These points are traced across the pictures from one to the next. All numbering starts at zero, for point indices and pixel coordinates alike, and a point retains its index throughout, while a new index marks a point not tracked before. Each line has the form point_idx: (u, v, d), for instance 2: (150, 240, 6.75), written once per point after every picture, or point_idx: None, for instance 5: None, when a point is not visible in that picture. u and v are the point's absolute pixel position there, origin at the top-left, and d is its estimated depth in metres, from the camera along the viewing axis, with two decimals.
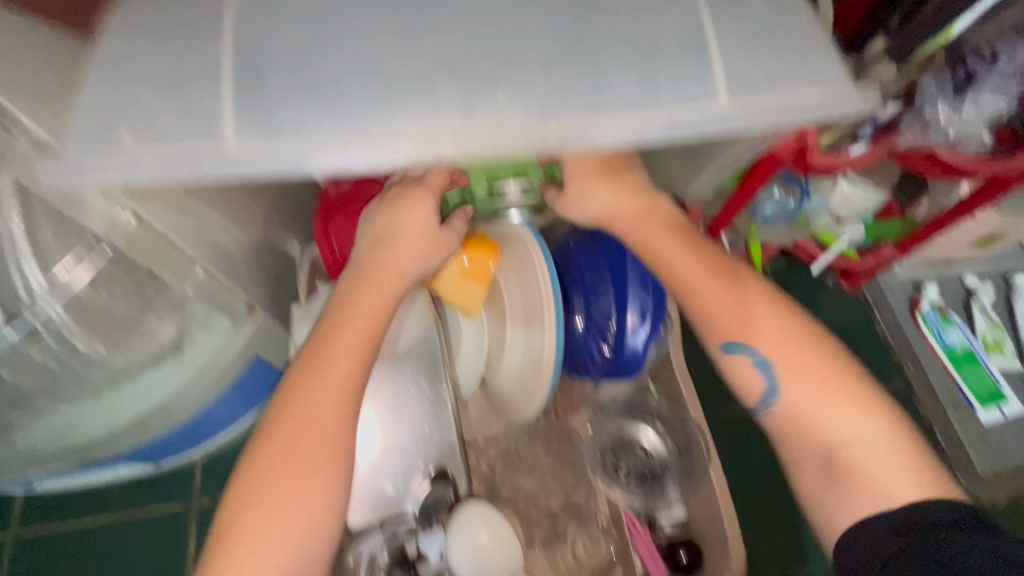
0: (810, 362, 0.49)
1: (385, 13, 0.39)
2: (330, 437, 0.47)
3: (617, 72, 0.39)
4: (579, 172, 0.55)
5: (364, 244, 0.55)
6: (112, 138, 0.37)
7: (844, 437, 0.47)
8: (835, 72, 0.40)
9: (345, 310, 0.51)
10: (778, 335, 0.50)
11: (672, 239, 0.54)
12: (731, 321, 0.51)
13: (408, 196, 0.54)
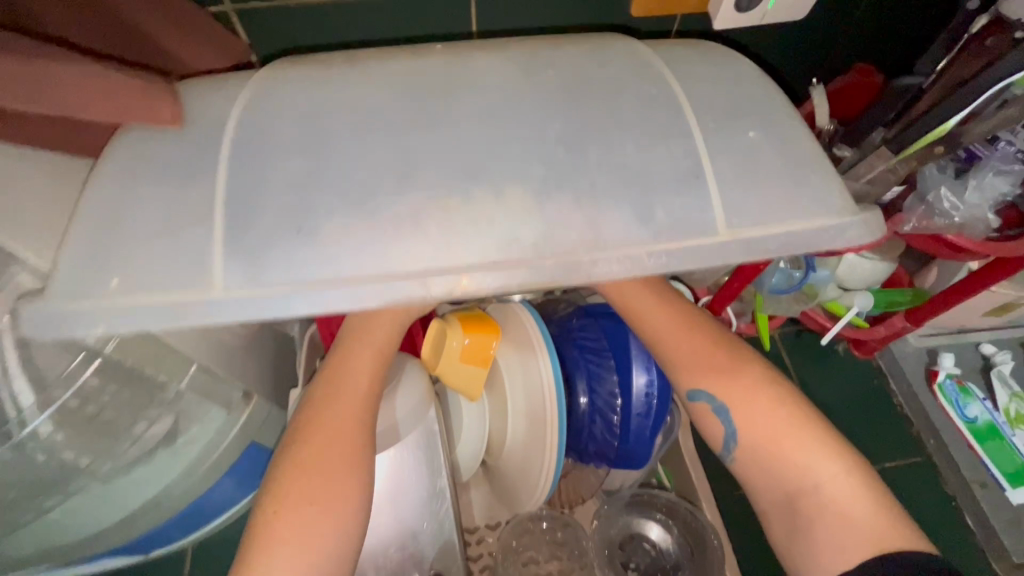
0: (765, 398, 0.50)
1: (379, 147, 0.38)
2: (352, 450, 0.46)
3: (611, 206, 0.38)
4: None
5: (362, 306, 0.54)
6: (97, 285, 0.35)
7: (800, 472, 0.47)
8: (830, 192, 0.40)
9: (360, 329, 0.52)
10: (736, 374, 0.51)
11: (645, 289, 0.56)
12: (689, 362, 0.53)
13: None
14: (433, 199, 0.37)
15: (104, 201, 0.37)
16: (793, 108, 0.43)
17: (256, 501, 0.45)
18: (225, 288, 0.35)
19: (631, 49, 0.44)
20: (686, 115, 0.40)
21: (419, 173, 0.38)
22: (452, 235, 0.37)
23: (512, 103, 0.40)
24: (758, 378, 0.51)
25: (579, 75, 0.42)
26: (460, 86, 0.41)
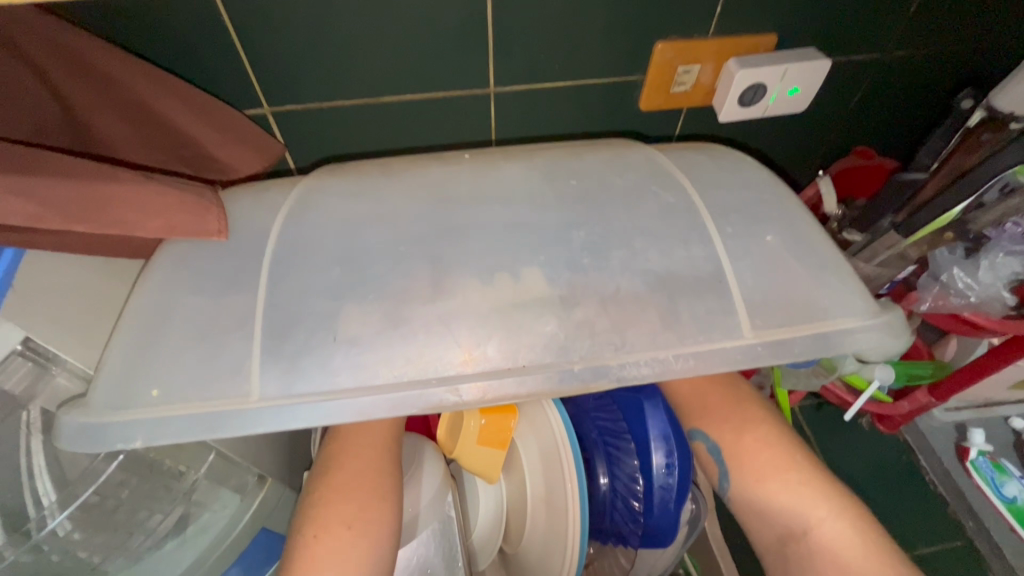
0: (761, 438, 0.55)
1: (413, 255, 0.40)
2: (384, 474, 0.51)
3: (636, 312, 0.39)
4: None
5: None
6: (136, 396, 0.36)
7: (793, 515, 0.51)
8: (844, 291, 0.41)
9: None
10: (734, 416, 0.57)
11: None
12: (698, 405, 0.58)
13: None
14: (465, 306, 0.39)
15: (146, 311, 0.39)
16: (806, 212, 0.45)
17: (292, 528, 0.48)
18: (262, 399, 0.36)
19: (647, 155, 0.47)
20: (704, 221, 0.42)
21: (451, 281, 0.39)
22: (484, 341, 0.38)
23: (537, 209, 0.43)
24: (757, 422, 0.56)
25: (598, 183, 0.44)
26: (486, 195, 0.44)
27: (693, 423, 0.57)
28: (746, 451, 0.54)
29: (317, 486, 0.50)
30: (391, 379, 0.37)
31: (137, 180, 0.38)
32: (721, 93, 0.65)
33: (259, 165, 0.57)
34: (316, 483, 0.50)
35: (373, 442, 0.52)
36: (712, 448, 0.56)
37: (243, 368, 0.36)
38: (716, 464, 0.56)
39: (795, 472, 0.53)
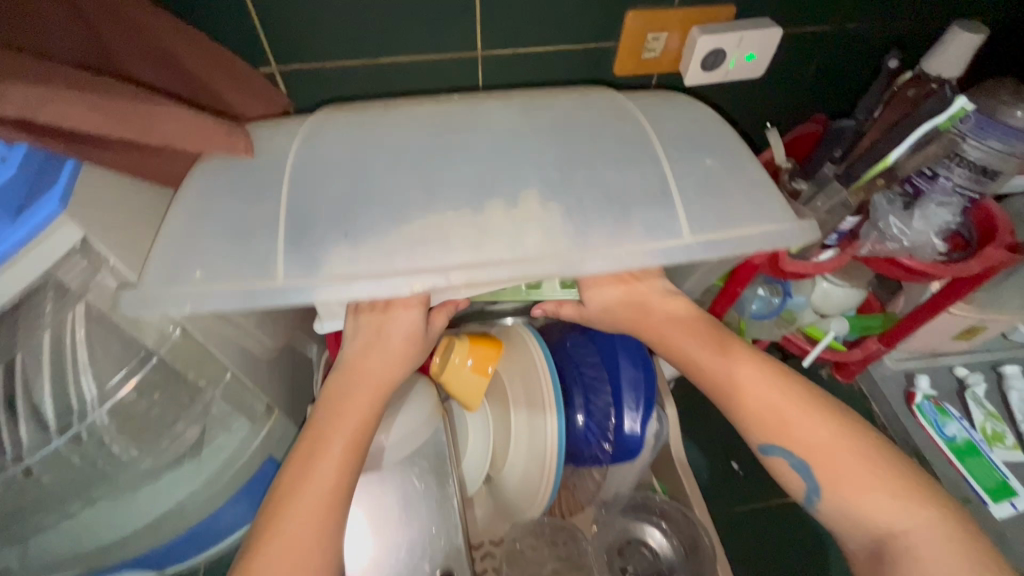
0: (847, 458, 0.51)
1: (411, 172, 0.48)
2: (315, 551, 0.49)
3: (596, 217, 0.47)
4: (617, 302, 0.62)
5: (346, 358, 0.57)
6: (182, 276, 0.43)
7: (880, 517, 0.49)
8: (770, 207, 0.49)
9: (335, 420, 0.53)
10: (810, 430, 0.53)
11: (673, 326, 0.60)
12: (764, 423, 0.54)
13: (398, 304, 0.56)
14: (453, 213, 0.46)
15: (186, 212, 0.46)
16: (745, 144, 0.53)
17: None
18: (284, 279, 0.44)
19: (610, 97, 0.55)
20: (655, 147, 0.50)
21: (442, 193, 0.47)
22: (468, 242, 0.46)
23: (515, 137, 0.50)
24: (831, 427, 0.53)
25: (567, 117, 0.52)
26: (473, 127, 0.51)
27: (767, 438, 0.54)
28: (837, 466, 0.51)
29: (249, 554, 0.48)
30: (394, 270, 0.44)
31: (175, 106, 0.46)
32: (686, 59, 0.73)
33: (266, 112, 0.64)
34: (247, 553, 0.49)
35: (307, 523, 0.49)
36: (794, 463, 0.53)
37: (269, 261, 0.44)
38: (801, 476, 0.53)
39: (890, 478, 0.50)
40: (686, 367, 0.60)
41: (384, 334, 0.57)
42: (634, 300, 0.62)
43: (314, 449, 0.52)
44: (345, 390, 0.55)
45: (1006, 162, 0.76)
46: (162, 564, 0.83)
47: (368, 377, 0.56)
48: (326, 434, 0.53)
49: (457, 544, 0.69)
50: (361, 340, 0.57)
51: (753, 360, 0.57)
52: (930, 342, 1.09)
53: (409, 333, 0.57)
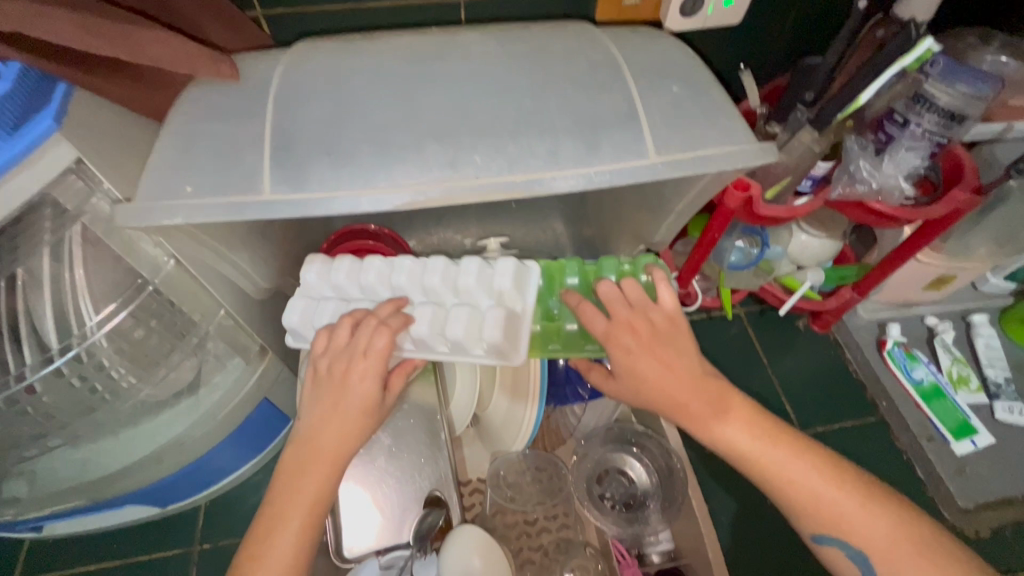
0: (906, 555, 0.51)
1: (391, 96, 0.50)
2: None
3: (567, 138, 0.50)
4: (630, 365, 0.56)
5: (311, 418, 0.57)
6: (176, 189, 0.47)
7: None
8: (732, 131, 0.52)
9: (290, 493, 0.55)
10: (865, 532, 0.53)
11: (692, 372, 0.56)
12: (815, 516, 0.54)
13: (355, 373, 0.57)
14: (430, 133, 0.49)
15: (178, 133, 0.49)
16: (710, 73, 0.55)
17: None
18: (271, 194, 0.46)
19: (583, 28, 0.57)
20: (625, 74, 0.53)
21: (420, 115, 0.49)
22: (444, 162, 0.48)
23: (491, 65, 0.53)
24: (888, 514, 0.53)
25: (542, 47, 0.54)
26: (450, 53, 0.53)
27: (825, 530, 0.54)
28: (898, 561, 0.52)
29: None
30: (374, 187, 0.47)
31: (161, 31, 0.48)
32: (665, 4, 0.74)
33: (241, 44, 0.64)
34: None
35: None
36: (852, 554, 0.53)
37: (258, 182, 0.47)
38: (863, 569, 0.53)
39: (947, 559, 0.51)
40: (731, 457, 0.56)
41: (342, 397, 0.56)
42: (664, 370, 0.55)
43: (270, 527, 0.54)
44: (307, 457, 0.56)
45: (974, 105, 0.77)
46: (165, 501, 0.88)
47: (322, 453, 0.56)
48: (290, 503, 0.55)
49: (444, 473, 0.77)
50: (320, 409, 0.57)
51: (802, 455, 0.55)
52: (901, 293, 1.13)
53: (362, 404, 0.57)
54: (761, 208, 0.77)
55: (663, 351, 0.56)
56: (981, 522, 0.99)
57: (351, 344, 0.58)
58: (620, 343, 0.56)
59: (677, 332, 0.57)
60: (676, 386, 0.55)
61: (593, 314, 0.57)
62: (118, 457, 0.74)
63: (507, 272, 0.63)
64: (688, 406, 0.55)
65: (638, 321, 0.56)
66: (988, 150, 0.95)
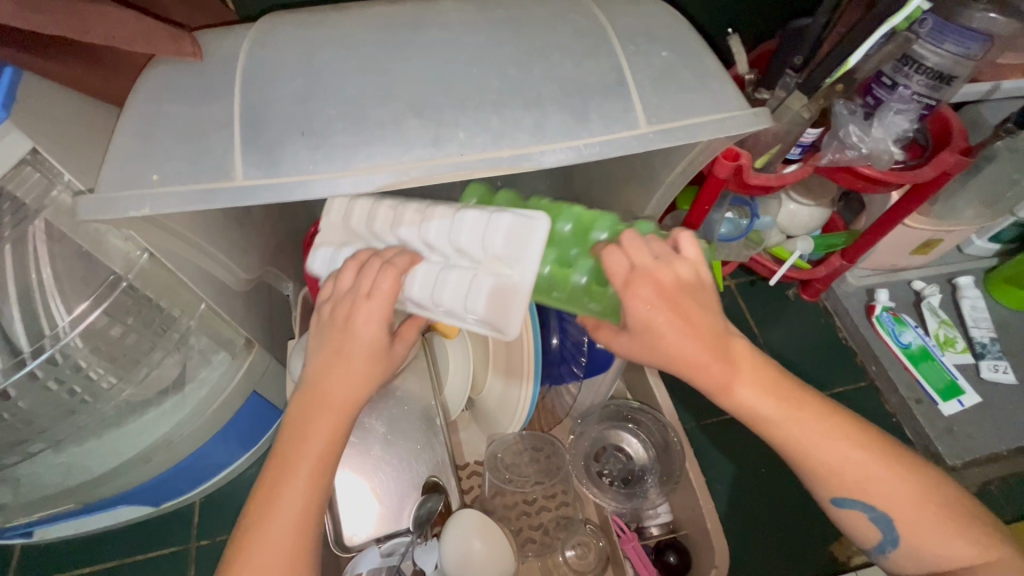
0: (921, 510, 0.53)
1: (367, 70, 0.48)
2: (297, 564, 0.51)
3: (554, 109, 0.47)
4: (650, 315, 0.52)
5: (315, 368, 0.54)
6: (141, 179, 0.44)
7: (950, 558, 0.53)
8: (723, 98, 0.50)
9: (298, 443, 0.52)
10: (886, 490, 0.53)
11: (712, 320, 0.53)
12: (836, 480, 0.53)
13: (362, 317, 0.53)
14: (408, 110, 0.46)
15: (140, 119, 0.46)
16: (698, 35, 0.53)
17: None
18: (243, 180, 0.44)
19: None
20: (611, 39, 0.51)
21: (396, 89, 0.47)
22: (425, 139, 0.46)
23: (471, 34, 0.50)
24: (905, 476, 0.53)
25: (523, 13, 0.52)
26: (424, 22, 0.50)
27: (844, 494, 0.54)
28: (910, 517, 0.53)
29: (236, 556, 0.51)
30: (353, 168, 0.45)
31: (113, 6, 0.45)
32: None
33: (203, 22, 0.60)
34: (234, 553, 0.51)
35: (279, 551, 0.50)
36: (872, 514, 0.54)
37: (229, 168, 0.44)
38: (881, 530, 0.55)
39: (953, 514, 0.53)
40: (748, 419, 0.54)
41: (348, 345, 0.53)
42: (687, 325, 0.52)
43: (279, 477, 0.52)
44: (314, 408, 0.53)
45: (962, 66, 0.76)
46: (159, 499, 0.87)
47: (329, 401, 0.53)
48: (296, 455, 0.52)
49: (441, 458, 0.76)
50: (324, 357, 0.54)
51: (826, 418, 0.53)
52: (889, 258, 1.13)
53: (369, 350, 0.54)
54: (750, 177, 0.76)
55: (684, 305, 0.52)
56: (968, 478, 1.02)
57: (355, 286, 0.54)
58: (639, 290, 0.52)
59: (700, 286, 0.54)
60: (696, 335, 0.52)
61: (616, 258, 0.53)
62: (105, 459, 0.72)
63: (501, 228, 0.53)
64: (711, 366, 0.52)
65: (662, 272, 0.52)
66: (974, 110, 0.94)
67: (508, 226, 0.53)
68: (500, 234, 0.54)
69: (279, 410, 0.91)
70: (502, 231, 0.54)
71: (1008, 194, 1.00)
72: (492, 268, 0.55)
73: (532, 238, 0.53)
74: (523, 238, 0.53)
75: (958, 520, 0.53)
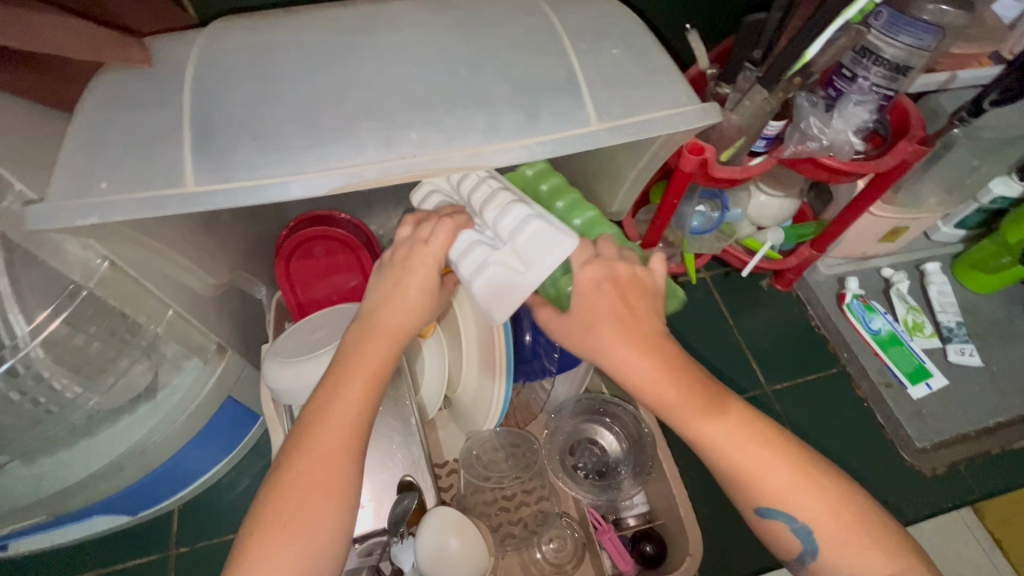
0: (838, 521, 0.53)
1: (319, 73, 0.48)
2: (347, 468, 0.54)
3: (505, 108, 0.48)
4: (588, 307, 0.57)
5: (373, 300, 0.59)
6: (91, 188, 0.44)
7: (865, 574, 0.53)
8: (675, 93, 0.51)
9: (353, 358, 0.57)
10: (803, 499, 0.54)
11: (653, 315, 0.57)
12: (755, 488, 0.54)
13: (417, 257, 0.59)
14: (359, 112, 0.47)
15: (90, 127, 0.46)
16: (648, 31, 0.54)
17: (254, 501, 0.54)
18: (195, 186, 0.44)
19: None
20: (563, 38, 0.51)
21: (347, 93, 0.47)
22: (378, 141, 0.46)
23: (423, 35, 0.50)
24: (822, 490, 0.54)
25: (475, 14, 0.52)
26: (377, 24, 0.51)
27: (764, 503, 0.54)
28: (827, 528, 0.53)
29: (289, 462, 0.53)
30: (304, 172, 0.45)
31: (60, 15, 0.45)
32: None
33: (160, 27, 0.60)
34: (286, 459, 0.54)
35: (330, 446, 0.54)
36: (793, 526, 0.54)
37: (180, 175, 0.44)
38: (801, 541, 0.55)
39: (867, 530, 0.53)
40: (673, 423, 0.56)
41: (405, 274, 0.59)
42: (620, 323, 0.55)
43: (336, 382, 0.56)
44: (366, 334, 0.58)
45: (918, 56, 0.78)
46: (135, 508, 0.86)
47: (384, 324, 0.58)
48: (349, 373, 0.57)
49: (417, 457, 0.77)
50: (384, 289, 0.59)
51: (747, 427, 0.55)
52: (858, 247, 1.15)
53: (424, 285, 0.59)
54: (716, 170, 0.77)
55: (634, 297, 0.57)
56: (936, 459, 1.05)
57: (414, 234, 0.60)
58: (588, 277, 0.57)
59: (646, 288, 0.58)
60: (632, 328, 0.55)
61: (581, 245, 0.58)
62: (76, 469, 0.72)
63: (537, 231, 0.57)
64: (644, 363, 0.54)
65: (616, 267, 0.58)
66: (934, 100, 0.96)
67: (540, 231, 0.57)
68: (532, 234, 0.57)
69: (256, 415, 0.91)
70: (539, 231, 0.57)
71: (968, 180, 1.02)
72: (504, 258, 0.58)
73: (552, 247, 0.56)
74: (544, 243, 0.57)
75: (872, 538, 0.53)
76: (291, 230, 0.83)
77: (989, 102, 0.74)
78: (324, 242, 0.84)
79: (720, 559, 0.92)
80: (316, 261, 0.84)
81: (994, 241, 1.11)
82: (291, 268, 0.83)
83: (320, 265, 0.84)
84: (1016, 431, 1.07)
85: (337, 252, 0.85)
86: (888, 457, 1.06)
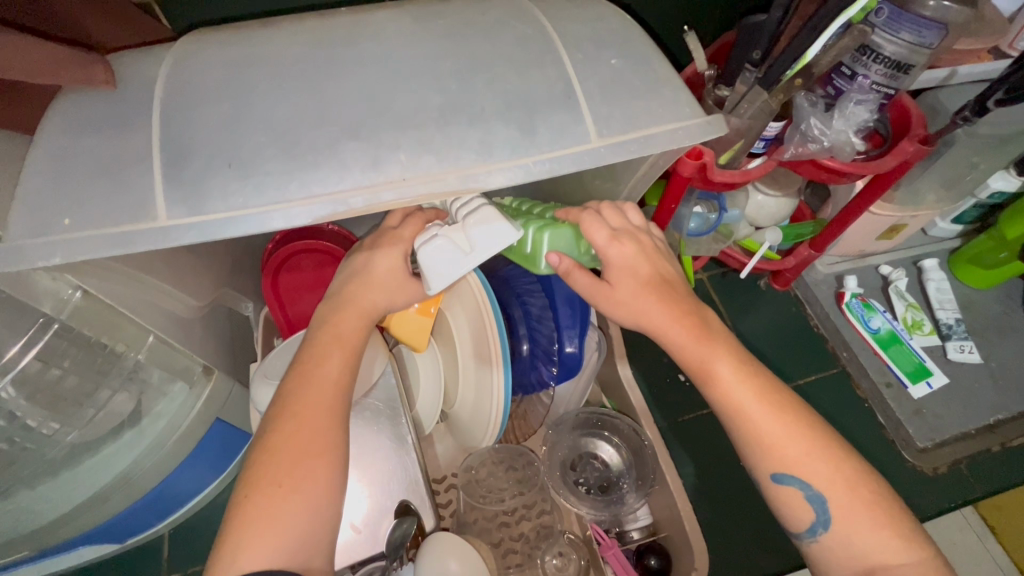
0: (853, 494, 0.52)
1: (297, 90, 0.44)
2: (334, 432, 0.53)
3: (500, 125, 0.45)
4: (619, 262, 0.58)
5: (343, 281, 0.60)
6: (52, 224, 0.41)
7: (879, 552, 0.50)
8: (677, 104, 0.49)
9: (334, 331, 0.57)
10: (824, 470, 0.53)
11: (675, 283, 0.60)
12: (770, 449, 0.53)
13: (387, 239, 0.60)
14: (342, 132, 0.43)
15: (50, 154, 0.42)
16: (646, 35, 0.51)
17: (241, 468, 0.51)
18: (167, 220, 0.41)
19: None
20: (557, 46, 0.48)
21: (329, 110, 0.44)
22: (365, 163, 0.43)
23: (409, 48, 0.47)
24: (834, 462, 0.53)
25: (463, 22, 0.49)
26: (360, 35, 0.48)
27: (777, 466, 0.53)
28: (841, 498, 0.52)
29: (278, 421, 0.52)
30: (287, 199, 0.42)
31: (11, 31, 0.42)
32: None
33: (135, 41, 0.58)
34: (272, 424, 0.52)
35: (316, 412, 0.52)
36: (807, 493, 0.53)
37: (151, 208, 0.41)
38: (813, 509, 0.53)
39: (881, 510, 0.52)
40: (697, 378, 0.57)
41: (371, 253, 0.60)
42: (652, 284, 0.58)
43: (315, 358, 0.55)
44: (348, 304, 0.58)
45: (919, 54, 0.75)
46: (123, 536, 0.83)
47: (356, 300, 0.59)
48: (329, 350, 0.56)
49: (414, 476, 0.72)
50: (353, 272, 0.60)
51: (770, 392, 0.55)
52: (857, 245, 1.14)
53: (390, 267, 0.59)
54: (716, 175, 0.73)
55: (659, 262, 0.60)
56: (937, 458, 1.04)
57: (383, 228, 0.62)
58: (622, 242, 0.58)
59: (661, 255, 0.61)
60: (653, 284, 0.58)
61: (601, 224, 0.58)
62: (57, 504, 0.68)
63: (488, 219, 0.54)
64: (671, 317, 0.57)
65: (639, 234, 0.60)
66: (933, 96, 0.94)
67: (487, 215, 0.55)
68: (487, 224, 0.55)
69: (247, 434, 0.88)
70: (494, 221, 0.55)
71: (967, 177, 1.01)
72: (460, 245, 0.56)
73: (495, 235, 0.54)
74: (490, 230, 0.55)
75: (886, 518, 0.52)
76: (278, 242, 0.81)
77: (994, 101, 0.72)
78: (313, 255, 0.82)
79: (723, 567, 0.91)
80: (304, 275, 0.81)
81: (991, 237, 1.10)
82: (279, 282, 0.80)
83: (306, 279, 0.81)
84: (1016, 428, 1.07)
85: (325, 266, 0.82)
86: (890, 457, 1.05)
